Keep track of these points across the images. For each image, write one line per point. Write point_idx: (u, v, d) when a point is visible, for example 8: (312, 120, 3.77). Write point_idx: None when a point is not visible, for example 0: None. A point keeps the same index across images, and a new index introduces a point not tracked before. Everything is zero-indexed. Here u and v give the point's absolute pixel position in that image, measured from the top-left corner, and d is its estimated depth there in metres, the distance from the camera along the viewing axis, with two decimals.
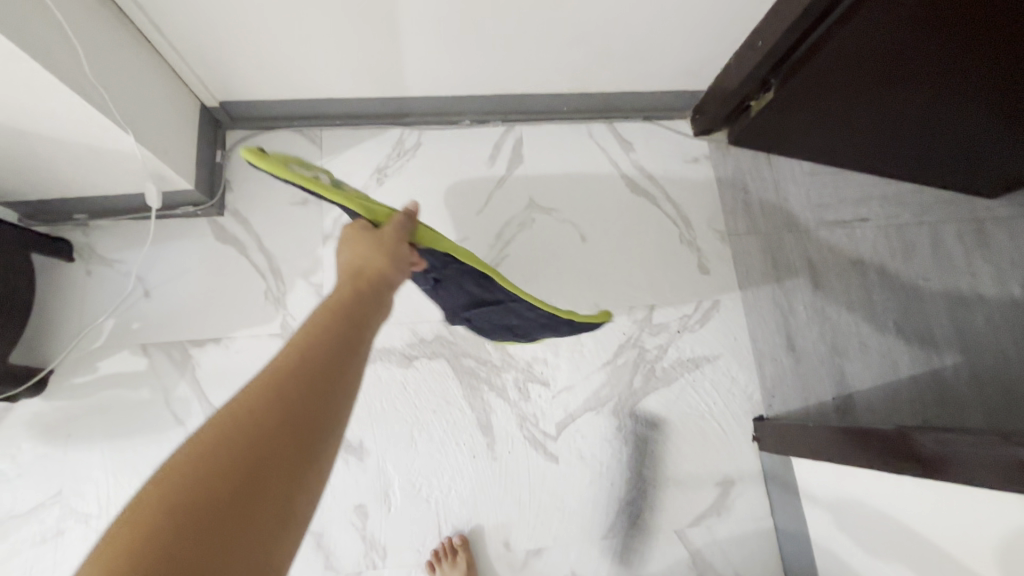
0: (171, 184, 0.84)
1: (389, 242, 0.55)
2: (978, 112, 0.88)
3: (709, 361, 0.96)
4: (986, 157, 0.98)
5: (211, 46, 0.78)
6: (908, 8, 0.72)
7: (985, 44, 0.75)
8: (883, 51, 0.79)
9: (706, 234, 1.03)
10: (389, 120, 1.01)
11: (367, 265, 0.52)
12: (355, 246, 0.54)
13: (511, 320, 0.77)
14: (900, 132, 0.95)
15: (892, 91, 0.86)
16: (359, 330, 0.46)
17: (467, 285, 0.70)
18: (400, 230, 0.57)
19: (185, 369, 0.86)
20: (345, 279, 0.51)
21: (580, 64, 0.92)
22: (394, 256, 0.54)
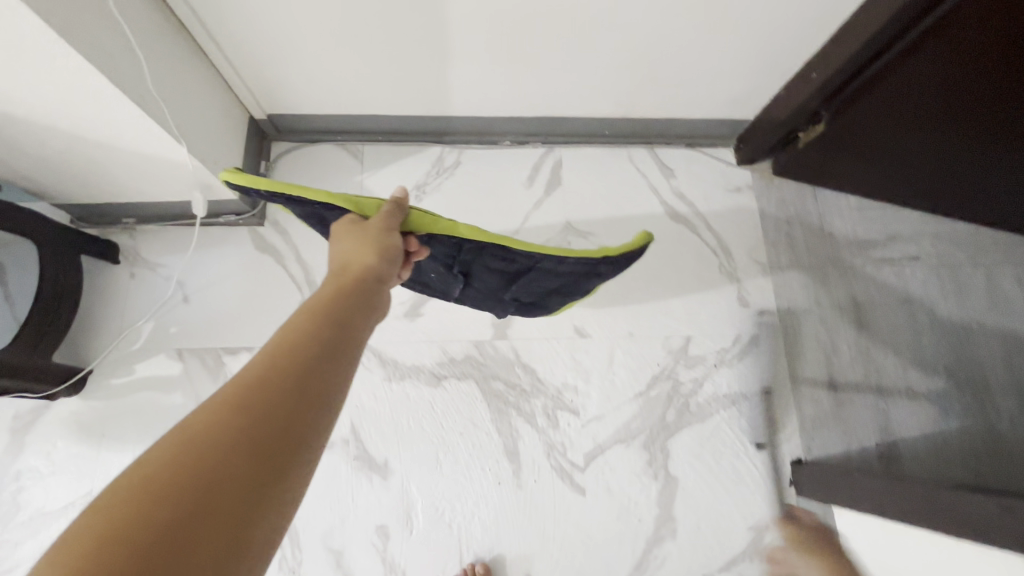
0: (217, 194, 0.86)
1: (377, 238, 0.56)
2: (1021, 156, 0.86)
3: (746, 399, 0.93)
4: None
5: (265, 61, 0.80)
6: (969, 38, 0.70)
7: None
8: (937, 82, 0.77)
9: (747, 266, 1.00)
10: (430, 138, 1.01)
11: (354, 261, 0.52)
12: (344, 243, 0.55)
13: (551, 282, 0.77)
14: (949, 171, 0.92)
15: (938, 127, 0.84)
16: (348, 320, 0.46)
17: (489, 264, 0.72)
18: (388, 223, 0.58)
19: (219, 377, 0.86)
20: (333, 276, 0.51)
21: (625, 89, 0.91)
22: (381, 252, 0.54)
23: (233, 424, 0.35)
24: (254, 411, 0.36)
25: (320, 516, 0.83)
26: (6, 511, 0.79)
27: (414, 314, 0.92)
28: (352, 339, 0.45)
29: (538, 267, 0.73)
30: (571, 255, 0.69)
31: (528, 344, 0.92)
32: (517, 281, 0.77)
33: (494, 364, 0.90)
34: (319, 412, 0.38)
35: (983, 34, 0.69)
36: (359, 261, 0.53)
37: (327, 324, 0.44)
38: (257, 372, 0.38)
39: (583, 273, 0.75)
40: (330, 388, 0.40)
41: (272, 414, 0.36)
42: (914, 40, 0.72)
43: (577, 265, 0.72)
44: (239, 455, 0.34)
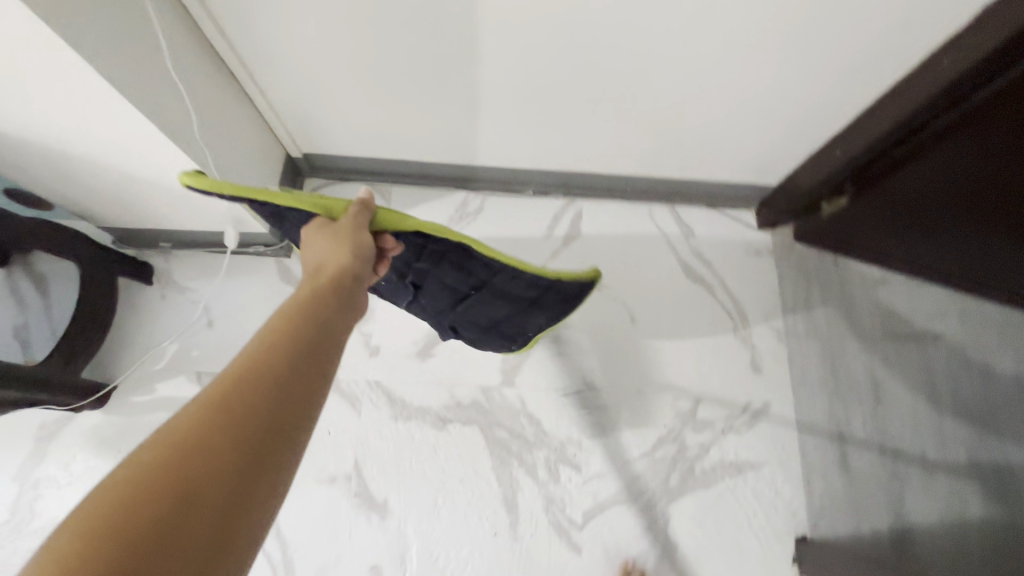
0: (248, 227, 0.90)
1: (351, 235, 0.55)
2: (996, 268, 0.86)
3: (753, 468, 0.91)
4: None
5: (305, 107, 0.85)
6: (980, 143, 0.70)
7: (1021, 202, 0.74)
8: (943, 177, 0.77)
9: (763, 331, 0.99)
10: (456, 184, 1.04)
11: (329, 262, 0.52)
12: (315, 245, 0.55)
13: (499, 309, 0.77)
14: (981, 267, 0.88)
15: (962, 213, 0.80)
16: (325, 321, 0.47)
17: (445, 276, 0.71)
18: (359, 220, 0.57)
19: None
20: (308, 280, 0.51)
21: (648, 151, 0.93)
22: (355, 251, 0.54)
23: (214, 425, 0.36)
24: (236, 412, 0.37)
25: (316, 550, 0.84)
26: (22, 517, 0.83)
27: (425, 354, 0.94)
28: (329, 336, 0.46)
29: (491, 283, 0.72)
30: (526, 269, 0.66)
31: (536, 394, 0.93)
32: (467, 302, 0.76)
33: (499, 412, 0.91)
34: (298, 409, 0.40)
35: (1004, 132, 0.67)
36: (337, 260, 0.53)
37: (303, 323, 0.45)
38: (235, 375, 0.39)
39: (530, 301, 0.75)
40: (308, 385, 0.41)
41: (252, 413, 0.37)
42: (942, 126, 0.71)
43: (527, 286, 0.71)
44: (226, 446, 0.35)
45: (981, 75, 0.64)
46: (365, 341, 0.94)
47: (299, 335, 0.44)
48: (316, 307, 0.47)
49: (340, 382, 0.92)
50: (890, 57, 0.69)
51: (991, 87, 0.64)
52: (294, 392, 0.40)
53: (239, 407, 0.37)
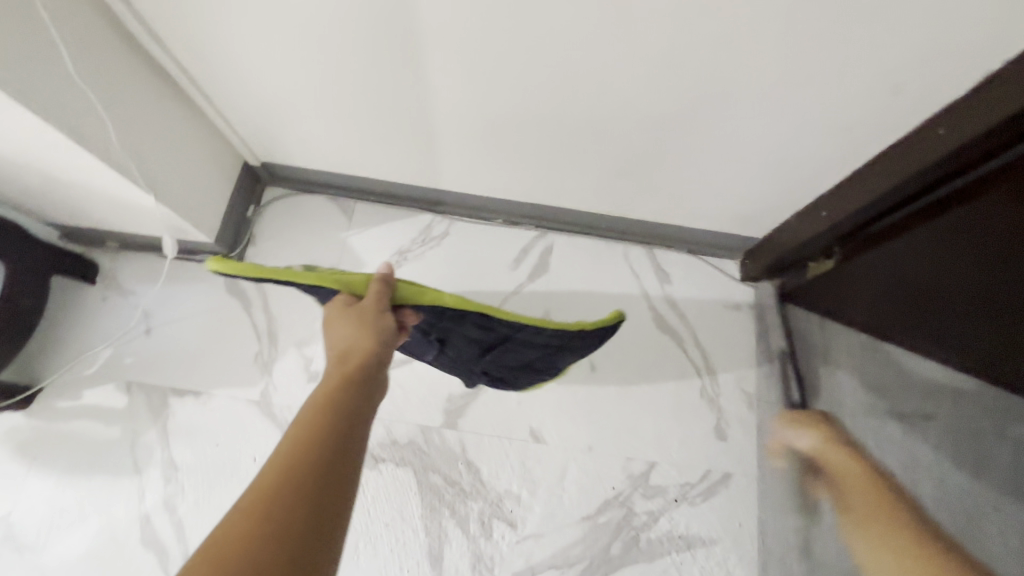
0: (191, 236, 0.86)
1: (373, 320, 0.57)
2: (977, 351, 0.81)
3: (704, 546, 0.84)
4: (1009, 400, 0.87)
5: (259, 118, 0.80)
6: (979, 236, 0.62)
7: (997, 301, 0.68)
8: (929, 259, 0.69)
9: (732, 394, 0.92)
10: (422, 206, 0.99)
11: (355, 346, 0.54)
12: (339, 327, 0.56)
13: (527, 355, 0.75)
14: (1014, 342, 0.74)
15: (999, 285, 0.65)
16: (356, 413, 0.48)
17: (469, 332, 0.70)
18: (379, 300, 0.58)
19: (159, 417, 0.85)
20: (334, 363, 0.52)
21: (622, 192, 0.87)
22: (378, 333, 0.56)
23: (271, 515, 0.38)
24: (288, 501, 0.39)
25: None
26: None
27: None
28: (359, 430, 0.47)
29: (515, 337, 0.71)
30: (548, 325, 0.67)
31: (478, 440, 0.86)
32: (493, 352, 0.74)
33: (436, 456, 0.86)
34: (337, 510, 0.40)
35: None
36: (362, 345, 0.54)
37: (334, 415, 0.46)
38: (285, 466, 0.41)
39: (559, 345, 0.72)
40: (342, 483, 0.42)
41: (298, 511, 0.38)
42: (959, 191, 0.61)
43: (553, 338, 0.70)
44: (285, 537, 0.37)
45: (984, 152, 0.56)
46: (305, 363, 0.89)
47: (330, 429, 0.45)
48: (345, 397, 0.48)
49: (273, 407, 0.87)
50: (885, 118, 0.61)
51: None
52: (336, 486, 0.41)
53: (292, 497, 0.39)
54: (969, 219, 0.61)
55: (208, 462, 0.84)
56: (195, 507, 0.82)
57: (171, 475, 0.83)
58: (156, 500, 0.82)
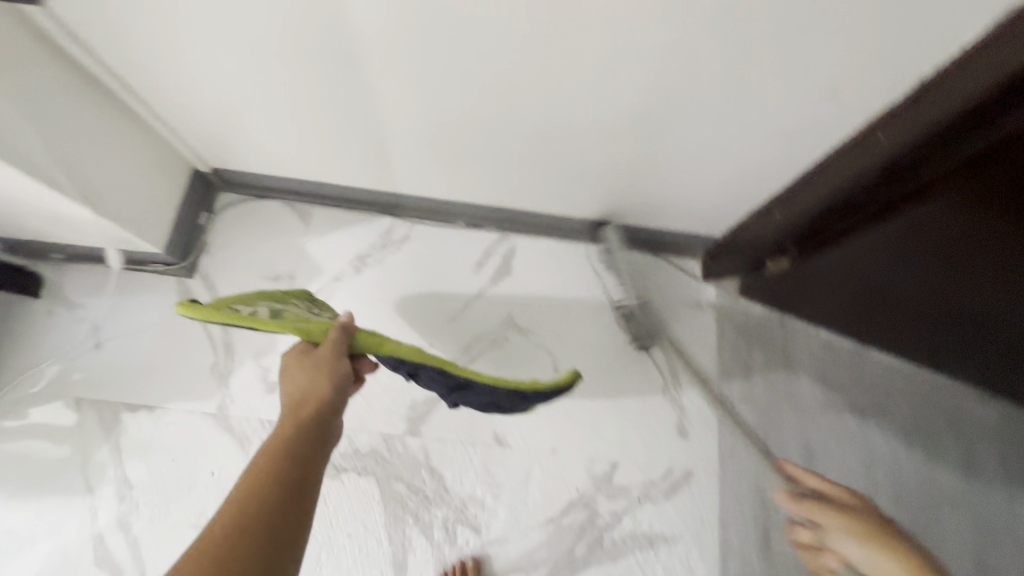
0: (137, 246, 0.83)
1: (330, 369, 0.57)
2: (942, 330, 0.82)
3: (667, 543, 0.85)
4: (975, 368, 0.89)
5: (203, 125, 0.78)
6: (950, 224, 0.61)
7: (979, 280, 0.68)
8: (899, 249, 0.69)
9: (694, 392, 0.92)
10: (381, 210, 0.97)
11: (309, 394, 0.55)
12: (295, 375, 0.56)
13: (492, 398, 0.67)
14: (974, 321, 0.76)
15: (959, 265, 0.66)
16: (304, 469, 0.49)
17: (435, 374, 0.62)
18: (337, 351, 0.58)
19: (111, 434, 0.83)
20: (288, 412, 0.54)
21: (580, 195, 0.87)
22: (334, 380, 0.56)
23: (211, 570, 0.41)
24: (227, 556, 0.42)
25: None
26: None
27: None
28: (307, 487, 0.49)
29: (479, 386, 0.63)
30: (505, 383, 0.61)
31: (441, 446, 0.86)
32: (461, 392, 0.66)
33: (399, 464, 0.85)
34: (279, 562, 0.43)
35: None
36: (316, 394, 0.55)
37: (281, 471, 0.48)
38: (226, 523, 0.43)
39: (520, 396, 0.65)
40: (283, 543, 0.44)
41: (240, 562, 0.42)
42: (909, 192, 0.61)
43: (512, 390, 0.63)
44: None
45: (917, 157, 0.57)
46: (262, 374, 0.87)
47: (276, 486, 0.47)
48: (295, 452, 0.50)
49: (231, 420, 0.85)
50: (831, 120, 0.62)
51: (980, 138, 0.52)
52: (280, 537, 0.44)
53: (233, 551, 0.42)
54: (933, 213, 0.61)
55: (164, 479, 0.82)
56: (151, 525, 0.80)
57: (125, 493, 0.81)
58: (110, 519, 0.80)
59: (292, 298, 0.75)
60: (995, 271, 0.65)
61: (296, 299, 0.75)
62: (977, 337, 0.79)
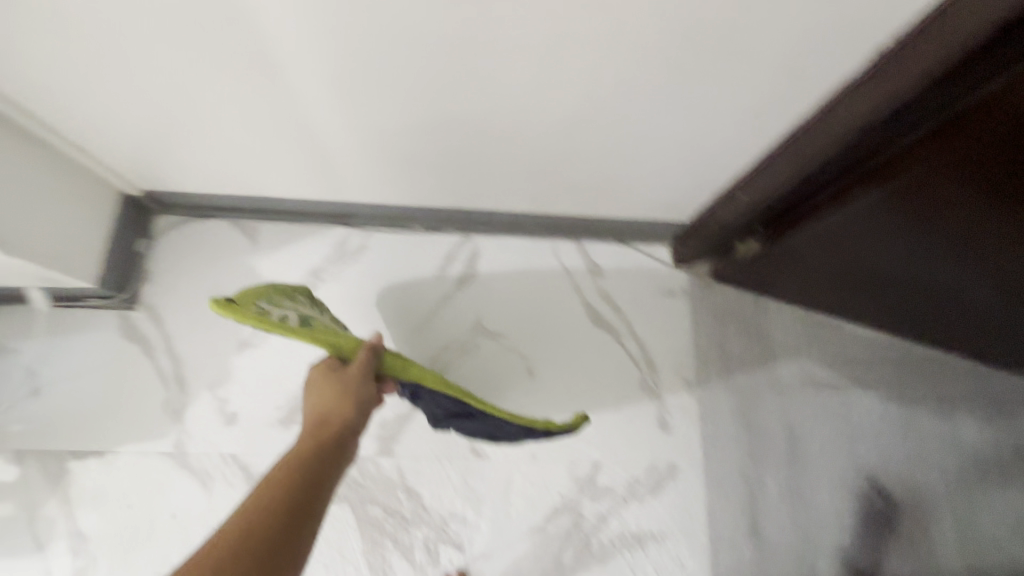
0: (66, 282, 0.77)
1: (354, 389, 0.56)
2: (918, 298, 0.81)
3: (655, 540, 0.83)
4: (948, 330, 0.89)
5: (121, 146, 0.71)
6: (925, 195, 0.60)
7: (950, 247, 0.67)
8: (872, 225, 0.67)
9: (673, 382, 0.90)
10: (333, 220, 0.92)
11: (331, 413, 0.54)
12: (322, 390, 0.56)
13: (493, 429, 0.66)
14: (948, 287, 0.76)
15: (934, 227, 0.65)
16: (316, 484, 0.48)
17: (444, 399, 0.61)
18: (364, 371, 0.57)
19: (59, 486, 0.78)
20: (313, 428, 0.53)
21: (538, 190, 0.83)
22: (358, 401, 0.56)
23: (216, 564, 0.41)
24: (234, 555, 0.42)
25: None
26: None
27: (289, 421, 0.82)
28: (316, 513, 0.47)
29: (485, 418, 0.62)
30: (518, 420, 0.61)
31: (416, 464, 0.82)
32: (464, 419, 0.64)
33: (373, 487, 0.81)
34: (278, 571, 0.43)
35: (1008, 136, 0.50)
36: (337, 414, 0.54)
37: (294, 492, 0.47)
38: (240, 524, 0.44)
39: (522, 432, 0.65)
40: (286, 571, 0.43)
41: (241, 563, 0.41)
42: (883, 164, 0.59)
43: (518, 428, 0.63)
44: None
45: (878, 131, 0.54)
46: (219, 406, 0.82)
47: (286, 505, 0.46)
48: (310, 475, 0.49)
49: (189, 457, 0.80)
50: (791, 95, 0.58)
51: (955, 89, 0.49)
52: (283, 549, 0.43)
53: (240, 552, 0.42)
54: (910, 186, 0.59)
55: (121, 528, 0.77)
56: None
57: (79, 547, 0.76)
58: None
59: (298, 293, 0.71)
60: (962, 236, 0.65)
61: (311, 302, 0.72)
62: (952, 298, 0.79)
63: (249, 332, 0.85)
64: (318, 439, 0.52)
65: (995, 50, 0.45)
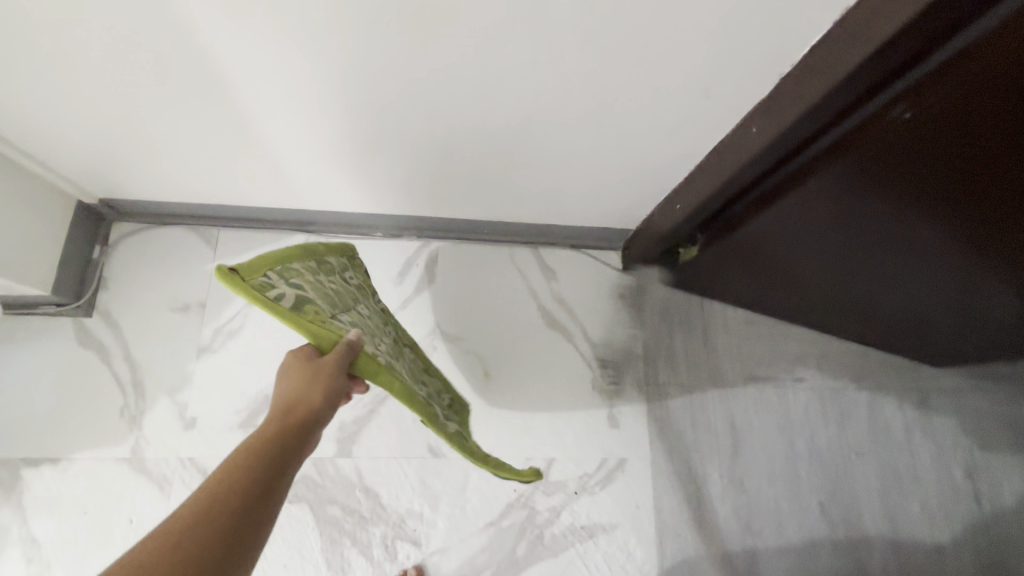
0: (20, 289, 0.78)
1: (325, 379, 0.48)
2: (849, 297, 0.85)
3: (605, 531, 0.88)
4: (882, 330, 0.94)
5: (76, 157, 0.73)
6: (836, 203, 0.64)
7: (869, 250, 0.71)
8: (796, 230, 0.72)
9: (622, 381, 0.96)
10: (293, 227, 0.94)
11: (299, 399, 0.47)
12: (290, 374, 0.49)
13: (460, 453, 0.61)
14: (874, 286, 0.80)
15: (854, 235, 0.69)
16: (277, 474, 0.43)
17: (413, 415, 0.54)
18: (340, 364, 0.49)
19: (12, 494, 0.78)
20: (276, 410, 0.46)
21: (491, 199, 0.87)
22: (329, 392, 0.48)
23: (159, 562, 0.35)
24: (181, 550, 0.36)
25: None
26: None
27: (248, 424, 0.84)
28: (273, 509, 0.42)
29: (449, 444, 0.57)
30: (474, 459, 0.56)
31: (374, 464, 0.85)
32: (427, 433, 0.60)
33: (332, 486, 0.83)
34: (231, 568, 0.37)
35: (894, 168, 0.56)
36: (306, 400, 0.47)
37: (253, 478, 0.41)
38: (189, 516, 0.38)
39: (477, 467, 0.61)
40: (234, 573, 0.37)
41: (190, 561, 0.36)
42: (790, 176, 0.63)
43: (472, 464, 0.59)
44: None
45: (788, 149, 0.60)
46: (177, 410, 0.83)
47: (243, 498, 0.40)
48: (267, 469, 0.42)
49: (146, 462, 0.81)
50: (711, 113, 0.64)
51: (840, 130, 0.54)
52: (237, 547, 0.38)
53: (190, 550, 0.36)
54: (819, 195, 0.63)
55: (76, 534, 0.77)
56: None
57: (33, 556, 0.76)
58: None
59: (328, 258, 0.64)
60: (875, 240, 0.69)
61: (337, 272, 0.64)
62: (881, 299, 0.84)
63: (208, 337, 0.87)
64: (282, 426, 0.45)
65: (869, 102, 0.51)
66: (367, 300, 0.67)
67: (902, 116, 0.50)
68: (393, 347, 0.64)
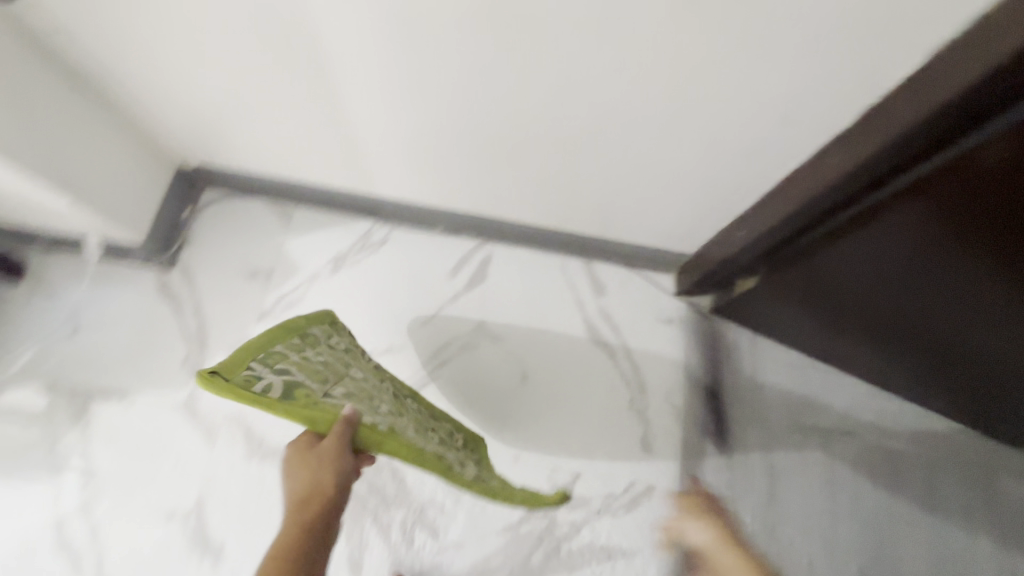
0: (119, 235, 0.86)
1: (333, 465, 0.51)
2: (920, 354, 0.80)
3: (624, 556, 0.85)
4: (951, 396, 0.88)
5: (184, 124, 0.81)
6: (916, 246, 0.61)
7: (950, 304, 0.67)
8: (868, 272, 0.69)
9: (659, 407, 0.92)
10: (361, 212, 0.99)
11: (314, 489, 0.51)
12: (301, 466, 0.52)
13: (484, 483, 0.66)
14: (949, 346, 0.75)
15: (933, 285, 0.65)
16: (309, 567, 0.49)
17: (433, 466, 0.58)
18: (343, 442, 0.51)
19: (80, 420, 0.85)
20: (297, 505, 0.51)
21: (552, 206, 0.88)
22: (339, 473, 0.52)
23: None
24: None
25: None
26: None
27: None
28: None
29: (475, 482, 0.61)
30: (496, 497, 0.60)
31: None
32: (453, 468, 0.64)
33: None
34: None
35: (979, 211, 0.53)
36: (319, 491, 0.51)
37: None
38: None
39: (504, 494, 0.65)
40: None
41: None
42: (868, 210, 0.61)
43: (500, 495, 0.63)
44: None
45: (870, 178, 0.58)
46: None
47: None
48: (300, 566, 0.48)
49: (199, 411, 0.86)
50: (788, 142, 0.63)
51: (930, 164, 0.53)
52: None
53: None
54: (897, 232, 0.61)
55: (127, 468, 0.83)
56: (112, 511, 0.82)
57: (88, 480, 0.83)
58: (72, 504, 0.82)
59: (311, 332, 0.66)
60: (957, 292, 0.65)
61: (323, 342, 0.67)
62: (960, 361, 0.78)
63: (270, 304, 0.93)
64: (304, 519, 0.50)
65: (963, 135, 0.49)
66: (359, 363, 0.68)
67: (998, 154, 0.48)
68: (396, 406, 0.66)
